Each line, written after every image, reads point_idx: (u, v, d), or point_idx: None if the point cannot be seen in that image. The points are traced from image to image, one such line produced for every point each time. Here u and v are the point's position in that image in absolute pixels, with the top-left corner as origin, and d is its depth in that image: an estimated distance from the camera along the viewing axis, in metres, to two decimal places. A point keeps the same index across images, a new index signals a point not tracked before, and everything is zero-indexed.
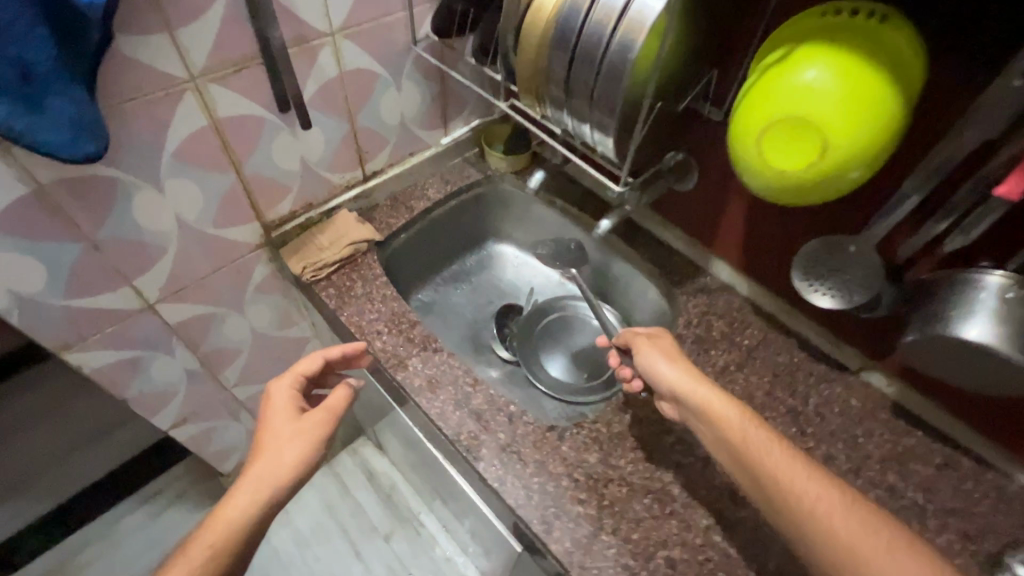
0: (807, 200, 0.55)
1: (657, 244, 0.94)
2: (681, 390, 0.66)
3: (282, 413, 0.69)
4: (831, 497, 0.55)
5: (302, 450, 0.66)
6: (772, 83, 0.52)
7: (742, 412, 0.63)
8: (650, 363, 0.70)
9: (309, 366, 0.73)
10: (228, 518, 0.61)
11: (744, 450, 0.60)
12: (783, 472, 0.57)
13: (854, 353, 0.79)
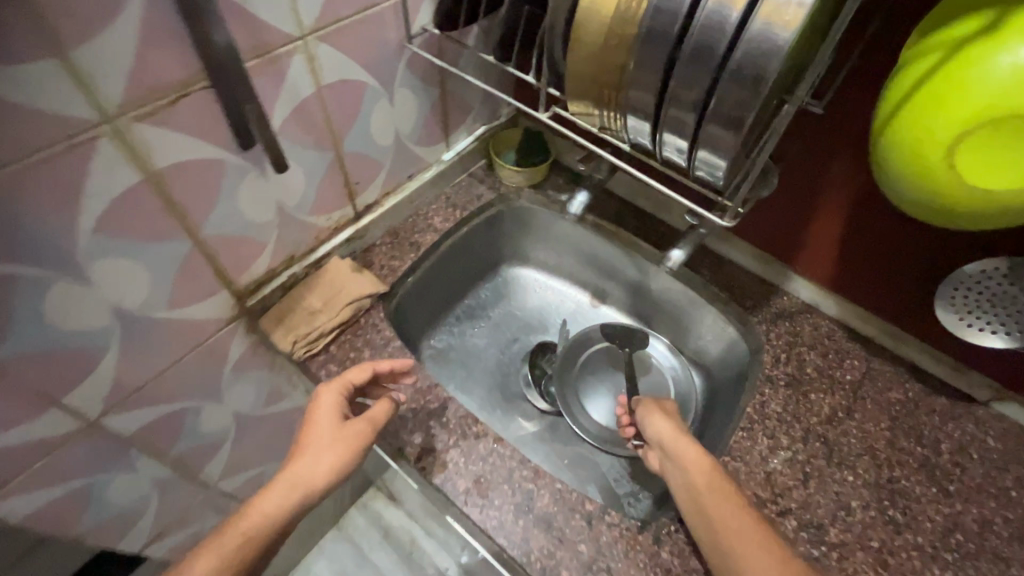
0: (985, 224, 0.41)
1: (719, 263, 0.79)
2: (669, 441, 0.59)
3: (326, 419, 0.57)
4: (765, 549, 0.49)
5: (341, 460, 0.55)
6: (968, 66, 0.36)
7: (707, 458, 0.56)
8: (649, 420, 0.63)
9: (358, 376, 0.60)
10: (258, 517, 0.53)
11: (697, 495, 0.54)
12: (729, 523, 0.51)
13: (986, 383, 0.64)
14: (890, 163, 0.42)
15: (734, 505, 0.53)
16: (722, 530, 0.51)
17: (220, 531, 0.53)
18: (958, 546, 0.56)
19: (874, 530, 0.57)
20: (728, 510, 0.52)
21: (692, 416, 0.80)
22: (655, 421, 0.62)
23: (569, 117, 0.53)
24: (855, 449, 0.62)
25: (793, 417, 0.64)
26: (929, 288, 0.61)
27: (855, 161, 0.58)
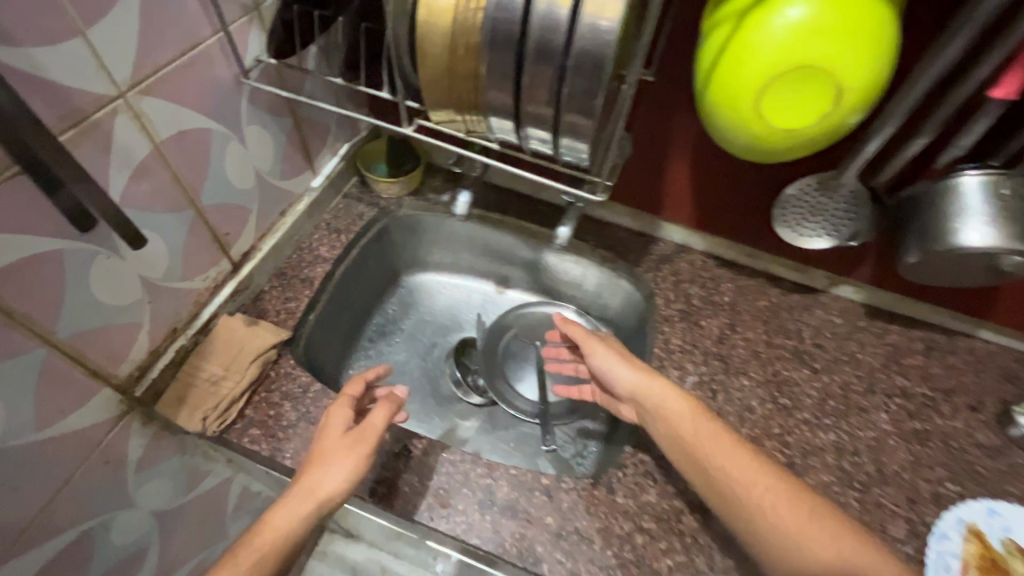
0: (784, 155, 0.51)
1: (602, 228, 0.86)
2: (633, 390, 0.62)
3: (332, 434, 0.57)
4: (792, 504, 0.52)
5: (352, 470, 0.54)
6: (751, 29, 0.43)
7: (720, 428, 0.58)
8: (604, 363, 0.66)
9: (356, 388, 0.62)
10: (275, 529, 0.51)
11: (699, 456, 0.56)
12: (707, 447, 0.56)
13: (824, 274, 0.78)
14: (712, 113, 0.49)
15: (757, 469, 0.54)
16: (742, 495, 0.53)
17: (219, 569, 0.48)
18: (834, 409, 0.69)
19: (771, 418, 0.68)
20: (735, 459, 0.54)
21: None
22: (623, 368, 0.64)
23: (434, 127, 0.54)
24: (745, 357, 0.73)
25: (693, 345, 0.74)
26: (767, 211, 0.72)
27: (686, 118, 0.66)
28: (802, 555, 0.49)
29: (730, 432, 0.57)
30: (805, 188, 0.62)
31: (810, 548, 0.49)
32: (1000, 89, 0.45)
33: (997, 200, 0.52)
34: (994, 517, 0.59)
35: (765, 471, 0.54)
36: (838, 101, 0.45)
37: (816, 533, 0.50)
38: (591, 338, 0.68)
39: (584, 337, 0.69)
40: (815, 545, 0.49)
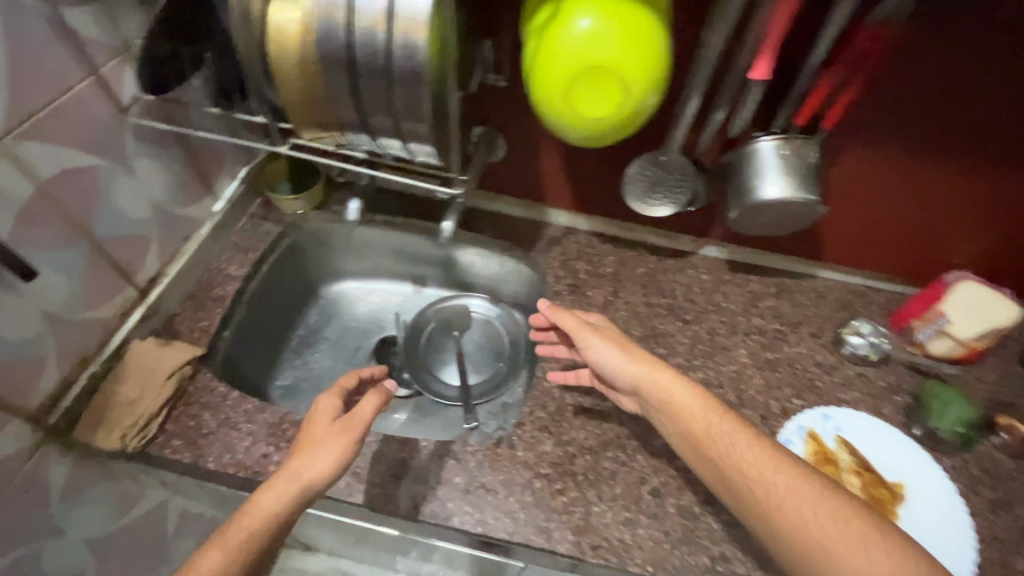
0: (608, 140, 0.60)
1: (497, 219, 0.94)
2: (641, 384, 0.65)
3: (320, 420, 0.60)
4: (814, 504, 0.54)
5: (340, 454, 0.57)
6: (553, 40, 0.53)
7: (741, 427, 0.61)
8: (598, 355, 0.68)
9: (349, 380, 0.68)
10: (260, 510, 0.53)
11: (714, 455, 0.59)
12: (722, 443, 0.59)
13: (689, 237, 0.90)
14: (541, 110, 0.58)
15: (778, 469, 0.57)
16: (760, 499, 0.56)
17: (201, 552, 0.52)
18: (701, 351, 0.80)
19: None
20: (754, 457, 0.58)
21: (525, 348, 0.97)
22: (624, 363, 0.66)
23: (305, 144, 0.62)
24: (626, 317, 0.83)
25: None
26: None
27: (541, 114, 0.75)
28: (826, 553, 0.51)
29: (748, 431, 0.60)
30: (638, 170, 0.72)
31: (839, 557, 0.51)
32: (755, 71, 0.56)
33: (783, 159, 0.64)
34: (827, 421, 0.72)
35: (787, 475, 0.56)
36: (640, 93, 0.54)
37: (842, 537, 0.52)
38: (581, 328, 0.69)
39: (573, 328, 0.70)
40: (841, 549, 0.51)
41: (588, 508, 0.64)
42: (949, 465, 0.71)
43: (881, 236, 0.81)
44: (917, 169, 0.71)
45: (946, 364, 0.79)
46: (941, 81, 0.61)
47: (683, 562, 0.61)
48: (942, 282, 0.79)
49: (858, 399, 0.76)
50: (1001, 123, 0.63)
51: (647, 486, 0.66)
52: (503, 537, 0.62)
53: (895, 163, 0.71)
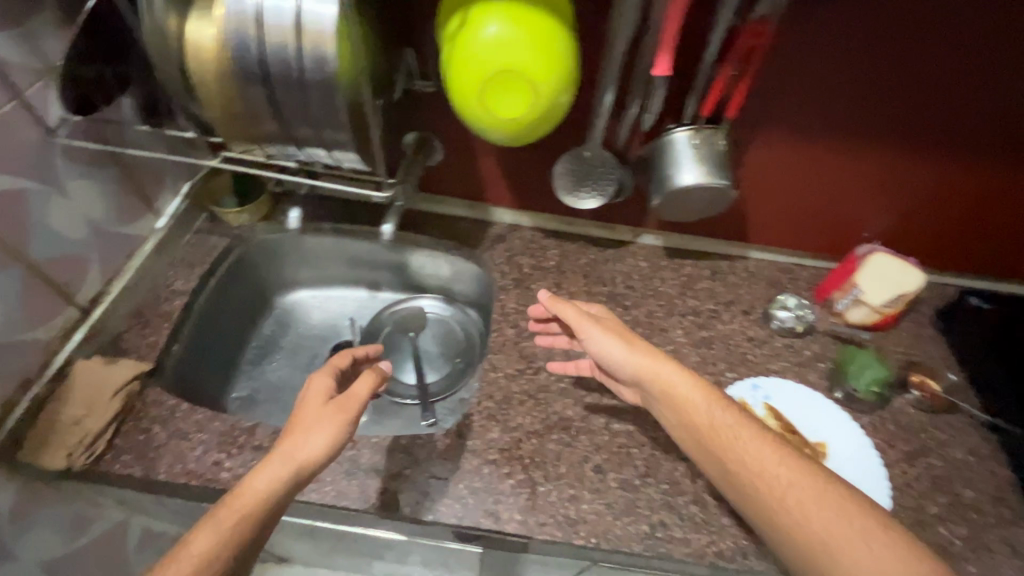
0: (529, 138, 0.64)
1: (443, 220, 0.97)
2: (644, 374, 0.67)
3: (314, 401, 0.60)
4: (817, 497, 0.54)
5: (334, 434, 0.57)
6: (465, 47, 0.56)
7: (744, 419, 0.62)
8: (599, 346, 0.70)
9: (342, 361, 0.69)
10: (251, 491, 0.51)
11: (715, 448, 0.61)
12: (722, 434, 0.61)
13: (626, 227, 0.95)
14: (461, 113, 0.61)
15: (779, 463, 0.57)
16: (764, 493, 0.56)
17: (195, 532, 0.49)
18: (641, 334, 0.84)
19: None
20: (755, 449, 0.59)
21: (479, 344, 1.00)
22: (628, 355, 0.68)
23: (238, 157, 0.65)
24: None
25: (525, 306, 0.86)
26: None
27: None
28: (827, 546, 0.51)
29: (751, 424, 0.61)
30: (563, 168, 0.76)
31: (841, 553, 0.50)
32: (658, 67, 0.59)
33: (695, 149, 0.69)
34: (756, 390, 0.77)
35: (789, 468, 0.57)
36: (552, 95, 0.58)
37: (844, 530, 0.51)
38: (584, 319, 0.71)
39: (577, 318, 0.71)
40: (844, 543, 0.51)
41: (535, 488, 0.67)
42: (867, 422, 0.76)
43: (801, 216, 0.86)
44: (820, 149, 0.76)
45: (860, 331, 0.86)
46: (825, 65, 0.67)
47: (625, 531, 0.65)
48: (856, 255, 0.86)
49: (785, 369, 0.82)
50: (884, 100, 0.70)
51: (590, 464, 0.70)
52: (453, 522, 0.65)
53: (803, 147, 0.76)
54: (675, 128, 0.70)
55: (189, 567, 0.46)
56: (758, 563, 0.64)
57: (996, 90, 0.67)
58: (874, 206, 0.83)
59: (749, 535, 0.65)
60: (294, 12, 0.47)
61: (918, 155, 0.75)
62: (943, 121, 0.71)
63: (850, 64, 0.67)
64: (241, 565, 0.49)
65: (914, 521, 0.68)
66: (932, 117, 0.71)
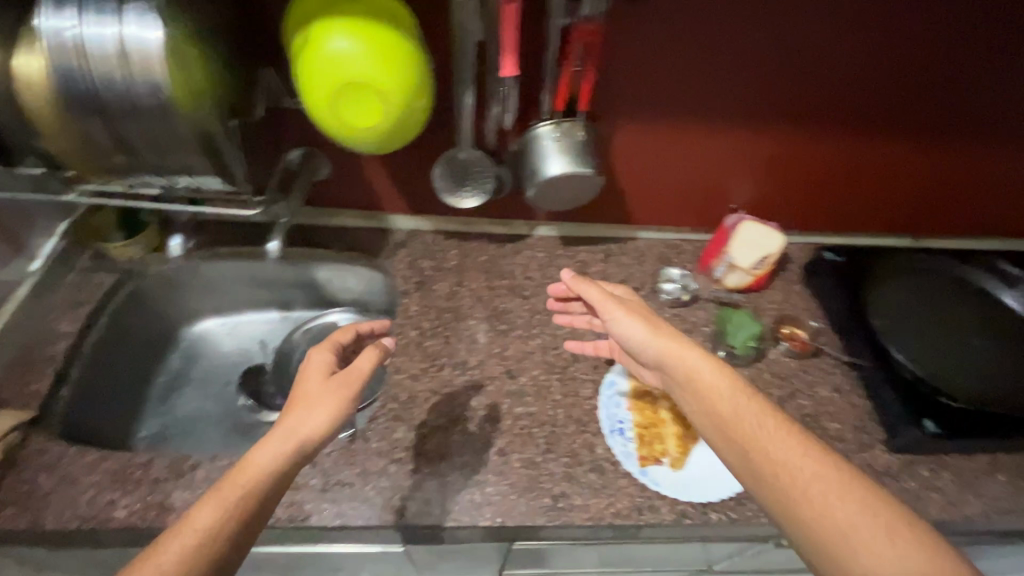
0: (395, 144, 0.66)
1: (343, 232, 0.98)
2: (668, 359, 0.66)
3: (314, 376, 0.62)
4: (841, 493, 0.51)
5: (335, 409, 0.59)
6: (310, 64, 0.58)
7: (770, 411, 0.59)
8: (619, 327, 0.71)
9: (342, 336, 0.71)
10: (253, 465, 0.53)
11: (738, 435, 0.58)
12: (746, 423, 0.58)
13: (521, 222, 0.99)
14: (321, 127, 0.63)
15: (804, 456, 0.54)
16: (784, 484, 0.53)
17: (196, 508, 0.49)
18: (539, 320, 0.88)
19: (495, 342, 0.85)
20: (779, 439, 0.56)
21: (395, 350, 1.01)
22: (651, 339, 0.68)
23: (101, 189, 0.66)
24: (470, 302, 0.90)
25: (427, 306, 0.89)
26: None
27: None
28: (850, 543, 0.48)
29: (775, 413, 0.59)
30: (440, 171, 0.79)
31: (864, 551, 0.47)
32: (505, 69, 0.63)
33: (558, 141, 0.73)
34: None
35: (812, 459, 0.54)
36: (407, 99, 0.61)
37: (868, 530, 0.48)
38: (606, 299, 0.73)
39: (599, 298, 0.73)
40: (869, 541, 0.48)
41: (441, 478, 0.70)
42: (746, 375, 0.84)
43: (673, 194, 0.93)
44: (673, 131, 0.83)
45: (738, 293, 0.94)
46: (660, 53, 0.73)
47: (529, 506, 0.68)
48: (727, 226, 0.93)
49: None
50: (721, 81, 0.77)
51: (494, 448, 0.73)
52: (361, 523, 0.66)
53: (660, 129, 0.82)
54: (539, 123, 0.74)
55: (188, 540, 0.47)
56: (651, 516, 0.69)
57: (813, 64, 0.75)
58: (734, 176, 0.90)
59: (643, 492, 0.70)
60: (118, 42, 0.48)
61: (761, 126, 0.83)
62: (772, 95, 0.79)
63: (674, 51, 0.73)
64: (243, 538, 0.49)
65: None
66: (767, 92, 0.78)
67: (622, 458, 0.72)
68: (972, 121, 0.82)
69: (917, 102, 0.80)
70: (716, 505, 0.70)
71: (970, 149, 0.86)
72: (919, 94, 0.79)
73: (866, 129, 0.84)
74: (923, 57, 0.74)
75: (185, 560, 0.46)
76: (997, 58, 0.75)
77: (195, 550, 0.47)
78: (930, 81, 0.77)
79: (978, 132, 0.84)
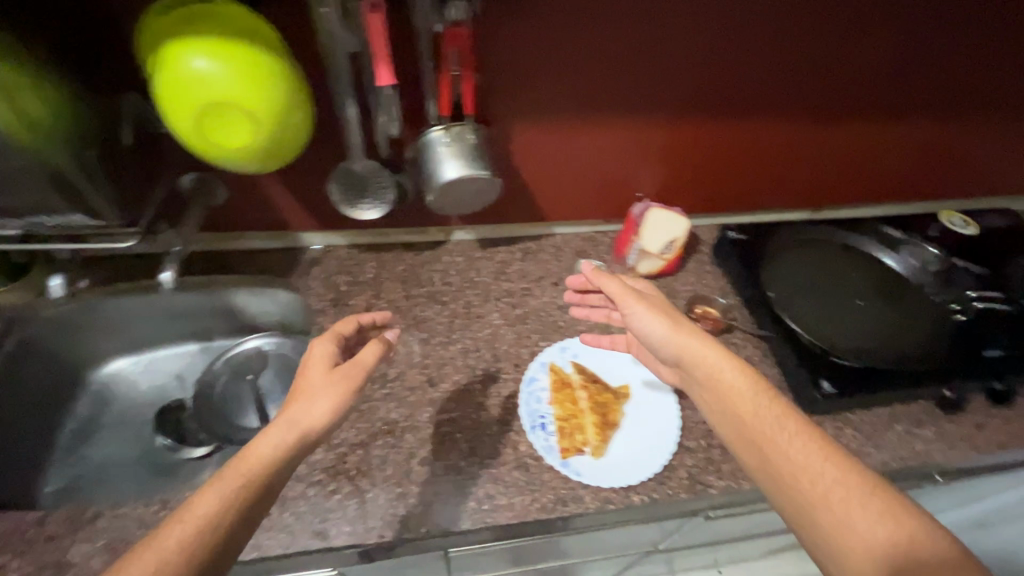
0: (282, 158, 0.66)
1: (253, 255, 0.95)
2: (689, 356, 0.67)
3: (316, 367, 0.63)
4: (859, 497, 0.50)
5: (337, 402, 0.59)
6: (168, 92, 0.57)
7: (795, 415, 0.58)
8: (640, 320, 0.71)
9: (346, 326, 0.72)
10: (255, 455, 0.53)
11: (757, 438, 0.58)
12: (771, 425, 0.58)
13: (437, 228, 0.99)
14: (199, 152, 0.62)
15: (825, 459, 0.54)
16: (806, 489, 0.53)
17: (196, 496, 0.49)
18: (459, 324, 0.88)
19: (414, 351, 0.84)
20: (802, 443, 0.55)
21: None
22: (672, 335, 0.68)
23: None
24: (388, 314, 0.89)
25: None
26: None
27: None
28: (862, 545, 0.48)
29: (799, 416, 0.58)
30: (337, 184, 0.78)
31: (874, 553, 0.48)
32: (381, 77, 0.62)
33: (450, 145, 0.73)
34: (565, 351, 0.84)
35: (836, 464, 0.53)
36: (277, 118, 0.60)
37: (890, 535, 0.48)
38: (626, 294, 0.72)
39: (619, 292, 0.72)
40: (883, 547, 0.48)
41: (362, 496, 0.69)
42: None
43: (582, 188, 0.95)
44: (571, 128, 0.84)
45: (652, 279, 0.97)
46: (545, 53, 0.73)
47: (453, 512, 0.68)
48: (634, 215, 0.95)
49: (593, 327, 0.90)
50: (612, 77, 0.77)
51: (416, 458, 0.72)
52: (279, 553, 0.64)
53: (557, 127, 0.83)
54: (432, 128, 0.74)
55: (189, 528, 0.47)
56: (576, 506, 0.69)
57: (699, 55, 0.77)
58: (637, 167, 0.92)
59: (566, 483, 0.71)
60: None
61: (657, 117, 0.85)
62: (665, 87, 0.81)
63: (554, 50, 0.73)
64: (244, 525, 0.50)
65: (703, 432, 0.77)
66: (659, 84, 0.80)
67: (545, 453, 0.73)
68: (849, 96, 0.87)
69: (802, 85, 0.84)
70: (637, 487, 0.71)
71: (873, 124, 0.92)
72: (797, 75, 0.82)
73: (753, 112, 0.87)
74: (802, 41, 0.78)
75: (184, 548, 0.46)
76: (879, 35, 0.79)
77: (196, 539, 0.47)
78: (814, 63, 0.81)
79: (857, 107, 0.89)
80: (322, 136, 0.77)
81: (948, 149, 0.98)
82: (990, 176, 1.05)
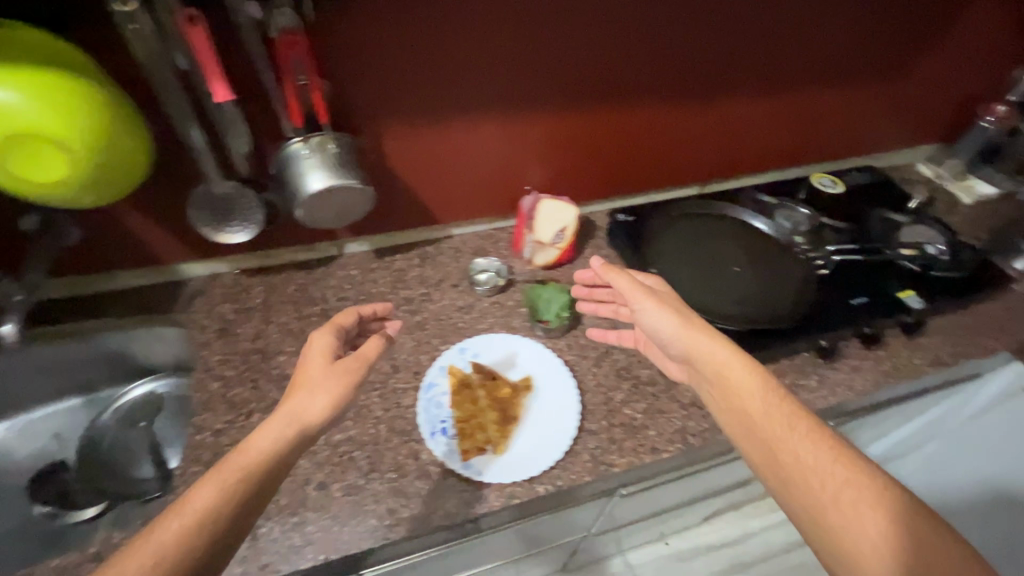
0: (118, 186, 0.62)
1: (124, 295, 0.88)
2: (700, 356, 0.67)
3: (316, 359, 0.63)
4: (865, 499, 0.52)
5: (336, 396, 0.59)
6: None
7: (804, 416, 0.59)
8: (649, 316, 0.71)
9: (347, 317, 0.70)
10: (254, 449, 0.53)
11: (766, 439, 0.59)
12: (781, 427, 0.59)
13: (328, 243, 0.95)
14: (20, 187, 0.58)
15: (834, 461, 0.55)
16: (818, 494, 0.54)
17: (195, 487, 0.50)
18: None
19: None
20: (812, 445, 0.56)
21: None
22: (680, 332, 0.68)
23: None
24: (280, 338, 0.85)
25: (230, 353, 0.83)
26: None
27: None
28: (868, 548, 0.50)
29: (808, 418, 0.59)
30: (196, 209, 0.74)
31: (878, 555, 0.49)
32: (218, 93, 0.59)
33: (311, 156, 0.71)
34: (465, 352, 0.83)
35: (846, 468, 0.54)
36: (93, 150, 0.56)
37: (899, 540, 0.50)
38: (637, 290, 0.71)
39: (629, 288, 0.71)
40: (887, 548, 0.49)
41: (254, 532, 0.65)
42: (564, 344, 0.87)
43: (471, 187, 0.94)
44: (443, 129, 0.83)
45: (550, 269, 0.97)
46: (395, 55, 0.72)
47: (353, 533, 0.66)
48: (525, 208, 0.95)
49: (494, 324, 0.90)
50: (472, 73, 0.77)
51: (312, 484, 0.69)
52: None
53: (427, 129, 0.82)
54: (291, 141, 0.71)
55: (188, 520, 0.48)
56: (481, 507, 0.69)
57: (554, 47, 0.78)
58: (521, 160, 0.92)
59: (470, 485, 0.70)
60: None
61: (528, 110, 0.85)
62: (529, 80, 0.81)
63: (402, 52, 0.72)
64: (242, 516, 0.50)
65: (604, 413, 0.79)
66: (521, 77, 0.80)
67: (446, 457, 0.71)
68: (710, 74, 0.90)
69: (664, 67, 0.86)
70: (541, 477, 0.72)
71: (745, 96, 0.96)
72: (656, 61, 0.85)
73: (624, 100, 0.89)
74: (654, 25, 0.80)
75: (182, 538, 0.47)
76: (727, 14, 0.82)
77: (194, 530, 0.48)
78: (671, 46, 0.83)
79: (723, 83, 0.92)
80: (170, 158, 0.72)
81: (812, 116, 1.05)
82: (856, 136, 1.12)
